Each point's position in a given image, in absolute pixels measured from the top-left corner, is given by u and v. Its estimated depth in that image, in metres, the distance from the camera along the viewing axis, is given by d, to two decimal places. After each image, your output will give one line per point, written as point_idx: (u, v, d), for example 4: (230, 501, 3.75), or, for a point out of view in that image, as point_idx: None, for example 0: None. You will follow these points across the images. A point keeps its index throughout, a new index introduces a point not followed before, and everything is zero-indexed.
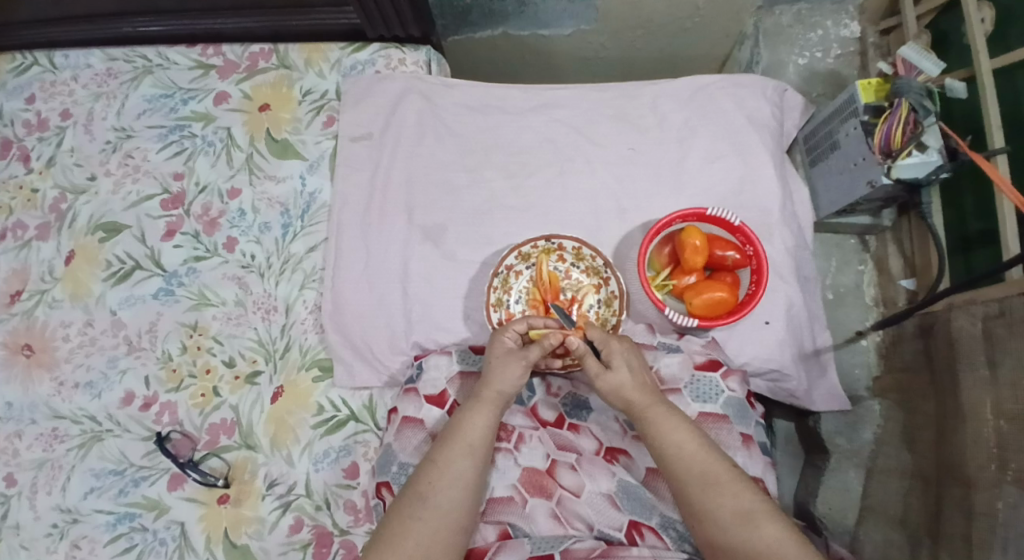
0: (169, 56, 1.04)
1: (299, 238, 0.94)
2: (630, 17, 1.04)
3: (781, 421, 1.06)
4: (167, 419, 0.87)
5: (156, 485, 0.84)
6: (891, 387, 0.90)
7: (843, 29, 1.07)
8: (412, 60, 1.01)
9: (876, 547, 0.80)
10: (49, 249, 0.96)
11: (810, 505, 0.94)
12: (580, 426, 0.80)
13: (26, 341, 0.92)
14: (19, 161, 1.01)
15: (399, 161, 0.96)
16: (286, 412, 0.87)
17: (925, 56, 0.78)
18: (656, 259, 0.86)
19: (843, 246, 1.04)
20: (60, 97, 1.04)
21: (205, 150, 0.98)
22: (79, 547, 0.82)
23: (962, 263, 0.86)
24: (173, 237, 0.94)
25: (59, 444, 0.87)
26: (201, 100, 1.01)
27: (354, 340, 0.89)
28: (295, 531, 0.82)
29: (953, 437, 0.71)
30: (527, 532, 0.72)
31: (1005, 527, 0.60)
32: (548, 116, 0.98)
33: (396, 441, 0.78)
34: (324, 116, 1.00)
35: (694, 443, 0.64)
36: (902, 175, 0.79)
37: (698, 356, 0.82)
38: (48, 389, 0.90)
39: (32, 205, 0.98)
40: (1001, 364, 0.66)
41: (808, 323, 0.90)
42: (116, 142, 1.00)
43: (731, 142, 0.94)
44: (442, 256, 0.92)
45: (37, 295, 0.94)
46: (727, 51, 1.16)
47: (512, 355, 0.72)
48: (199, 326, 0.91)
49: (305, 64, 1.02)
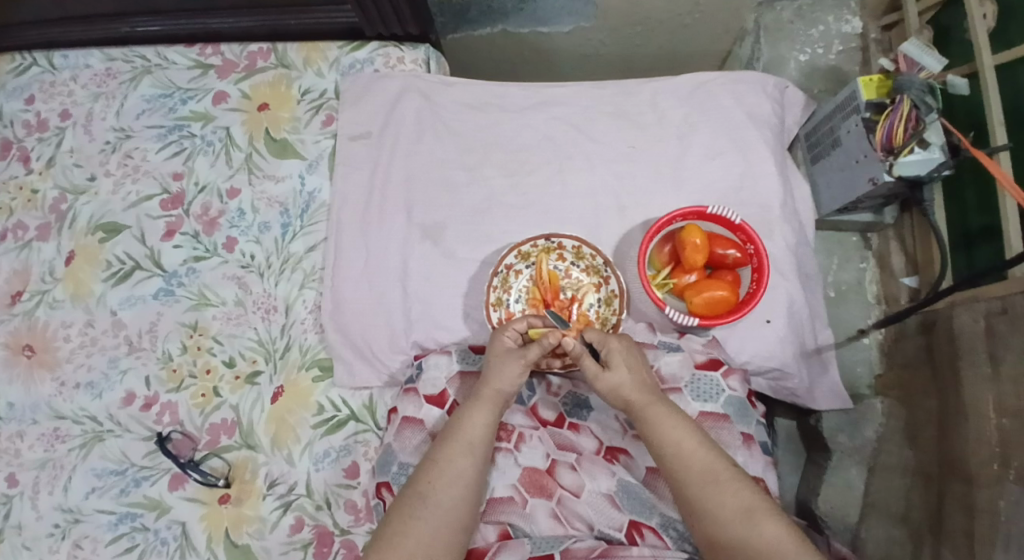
0: (168, 56, 1.04)
1: (298, 237, 0.94)
2: (629, 14, 1.04)
3: (783, 419, 1.06)
4: (168, 419, 0.87)
5: (157, 485, 0.84)
6: (893, 385, 0.90)
7: (845, 25, 1.06)
8: (411, 58, 1.01)
9: (878, 546, 0.79)
10: (50, 249, 0.96)
11: (812, 503, 0.94)
12: (580, 425, 0.80)
13: (28, 342, 0.92)
14: (19, 162, 1.01)
15: (398, 160, 0.96)
16: (286, 412, 0.87)
17: (927, 52, 0.77)
18: (657, 258, 0.86)
19: (844, 243, 1.04)
20: (60, 97, 1.04)
21: (204, 150, 0.98)
22: (81, 547, 0.82)
23: (965, 260, 0.85)
24: (172, 237, 0.94)
25: (60, 444, 0.87)
26: (200, 100, 1.00)
27: (354, 339, 0.89)
28: (296, 531, 0.82)
29: (956, 435, 0.71)
30: (527, 532, 0.72)
31: (1007, 526, 0.60)
32: (547, 114, 0.97)
33: (396, 441, 0.79)
34: (323, 115, 0.99)
35: (693, 442, 0.64)
36: (904, 173, 0.78)
37: (698, 355, 0.82)
38: (49, 390, 0.90)
39: (33, 205, 0.98)
40: (1003, 360, 0.66)
41: (809, 321, 0.90)
42: (116, 142, 1.00)
43: (732, 139, 0.93)
44: (441, 255, 0.92)
45: (38, 296, 0.94)
46: (728, 47, 1.15)
47: (512, 355, 0.71)
48: (199, 326, 0.91)
49: (304, 63, 1.01)
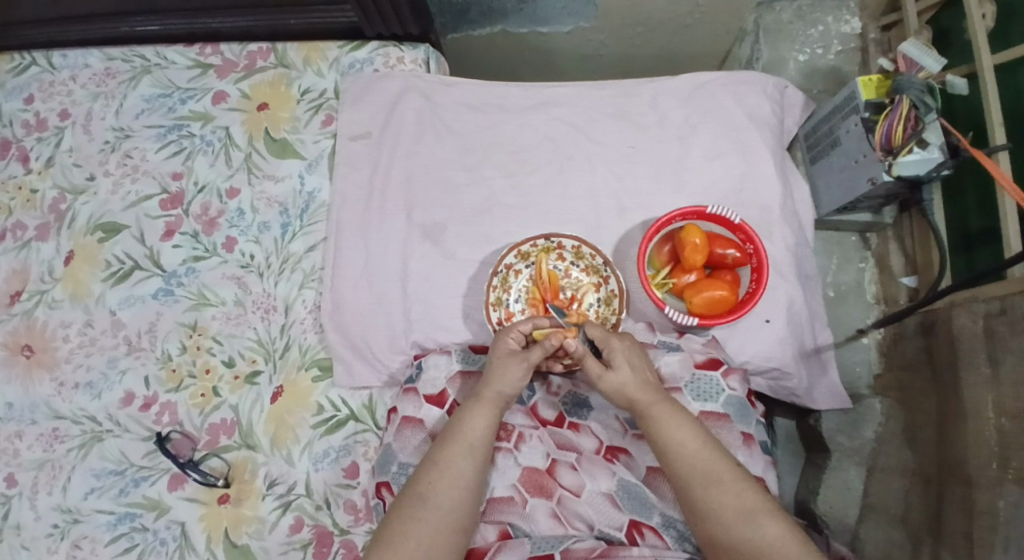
0: (167, 55, 1.04)
1: (298, 237, 0.94)
2: (629, 14, 1.04)
3: (782, 419, 1.06)
4: (168, 419, 0.87)
5: (156, 485, 0.84)
6: (892, 385, 0.90)
7: (844, 25, 1.06)
8: (410, 58, 1.01)
9: (878, 546, 0.79)
10: (49, 249, 0.96)
11: (811, 503, 0.94)
12: (580, 425, 0.80)
13: (27, 341, 0.92)
14: (18, 161, 1.01)
15: (398, 160, 0.96)
16: (285, 412, 0.87)
17: (926, 52, 0.77)
18: (656, 257, 0.86)
19: (844, 243, 1.04)
20: (59, 96, 1.03)
21: (203, 150, 0.98)
22: (80, 547, 0.82)
23: (964, 261, 0.86)
24: (172, 237, 0.94)
25: (59, 444, 0.87)
26: (199, 100, 1.00)
27: (354, 338, 0.89)
28: (295, 531, 0.82)
29: (955, 436, 0.71)
30: (526, 532, 0.72)
31: (1006, 526, 0.60)
32: (547, 114, 0.97)
33: (396, 441, 0.79)
34: (323, 115, 0.99)
35: (696, 442, 0.64)
36: (903, 172, 0.78)
37: (698, 355, 0.82)
38: (48, 390, 0.90)
39: (32, 205, 0.98)
40: (1002, 361, 0.66)
41: (809, 321, 0.90)
42: (115, 142, 1.00)
43: (731, 139, 0.93)
44: (441, 255, 0.91)
45: (37, 295, 0.94)
46: (728, 48, 1.15)
47: (513, 356, 0.71)
48: (198, 326, 0.91)
49: (304, 63, 1.01)
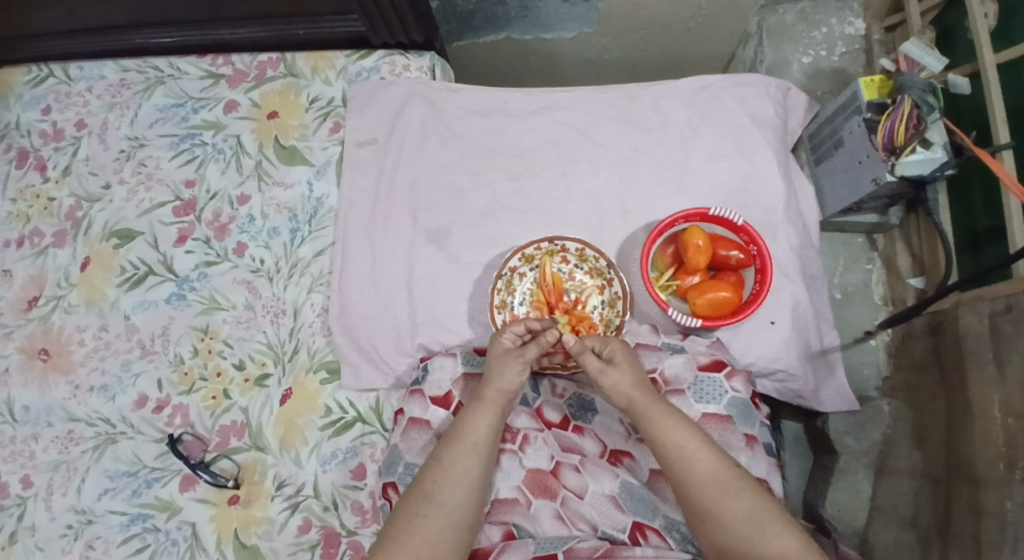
0: (180, 66, 1.06)
1: (307, 242, 0.96)
2: (632, 19, 1.05)
3: (790, 422, 1.06)
4: (179, 421, 0.89)
5: (168, 486, 0.86)
6: (901, 387, 0.89)
7: (848, 27, 1.07)
8: (416, 65, 1.02)
9: (887, 548, 0.78)
10: (65, 255, 0.98)
11: (819, 506, 0.92)
12: (585, 427, 0.81)
13: (43, 346, 0.94)
14: (35, 170, 1.04)
15: (404, 165, 0.98)
16: (294, 414, 0.88)
17: (927, 52, 0.78)
18: (660, 259, 0.86)
19: (850, 244, 1.04)
20: (76, 107, 1.06)
21: (215, 157, 1.00)
22: (94, 547, 0.84)
23: (972, 260, 0.85)
24: (184, 243, 0.96)
25: (74, 446, 0.89)
26: (211, 109, 1.03)
27: (361, 341, 0.90)
28: (303, 531, 0.83)
29: (964, 437, 0.70)
30: (532, 532, 0.72)
31: (1016, 526, 0.58)
32: (550, 118, 0.98)
33: (402, 441, 0.80)
34: (331, 122, 1.01)
35: (694, 442, 0.63)
36: (907, 172, 0.78)
37: (702, 357, 0.82)
38: (63, 393, 0.92)
39: (49, 213, 1.01)
40: (1008, 361, 0.66)
41: (815, 322, 0.90)
42: (130, 151, 1.02)
43: (735, 141, 0.94)
44: (446, 258, 0.93)
45: (53, 301, 0.97)
46: (731, 51, 1.16)
47: (510, 355, 0.72)
48: (210, 330, 0.92)
49: (312, 72, 1.04)
